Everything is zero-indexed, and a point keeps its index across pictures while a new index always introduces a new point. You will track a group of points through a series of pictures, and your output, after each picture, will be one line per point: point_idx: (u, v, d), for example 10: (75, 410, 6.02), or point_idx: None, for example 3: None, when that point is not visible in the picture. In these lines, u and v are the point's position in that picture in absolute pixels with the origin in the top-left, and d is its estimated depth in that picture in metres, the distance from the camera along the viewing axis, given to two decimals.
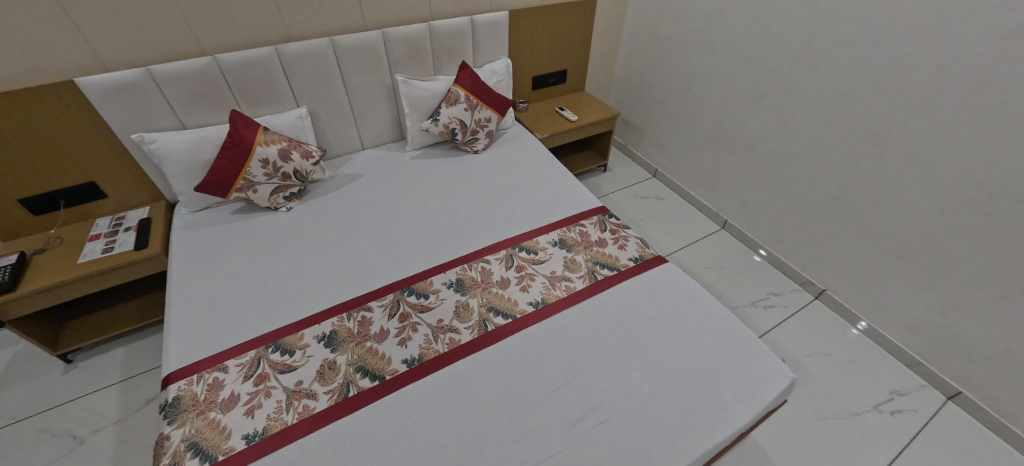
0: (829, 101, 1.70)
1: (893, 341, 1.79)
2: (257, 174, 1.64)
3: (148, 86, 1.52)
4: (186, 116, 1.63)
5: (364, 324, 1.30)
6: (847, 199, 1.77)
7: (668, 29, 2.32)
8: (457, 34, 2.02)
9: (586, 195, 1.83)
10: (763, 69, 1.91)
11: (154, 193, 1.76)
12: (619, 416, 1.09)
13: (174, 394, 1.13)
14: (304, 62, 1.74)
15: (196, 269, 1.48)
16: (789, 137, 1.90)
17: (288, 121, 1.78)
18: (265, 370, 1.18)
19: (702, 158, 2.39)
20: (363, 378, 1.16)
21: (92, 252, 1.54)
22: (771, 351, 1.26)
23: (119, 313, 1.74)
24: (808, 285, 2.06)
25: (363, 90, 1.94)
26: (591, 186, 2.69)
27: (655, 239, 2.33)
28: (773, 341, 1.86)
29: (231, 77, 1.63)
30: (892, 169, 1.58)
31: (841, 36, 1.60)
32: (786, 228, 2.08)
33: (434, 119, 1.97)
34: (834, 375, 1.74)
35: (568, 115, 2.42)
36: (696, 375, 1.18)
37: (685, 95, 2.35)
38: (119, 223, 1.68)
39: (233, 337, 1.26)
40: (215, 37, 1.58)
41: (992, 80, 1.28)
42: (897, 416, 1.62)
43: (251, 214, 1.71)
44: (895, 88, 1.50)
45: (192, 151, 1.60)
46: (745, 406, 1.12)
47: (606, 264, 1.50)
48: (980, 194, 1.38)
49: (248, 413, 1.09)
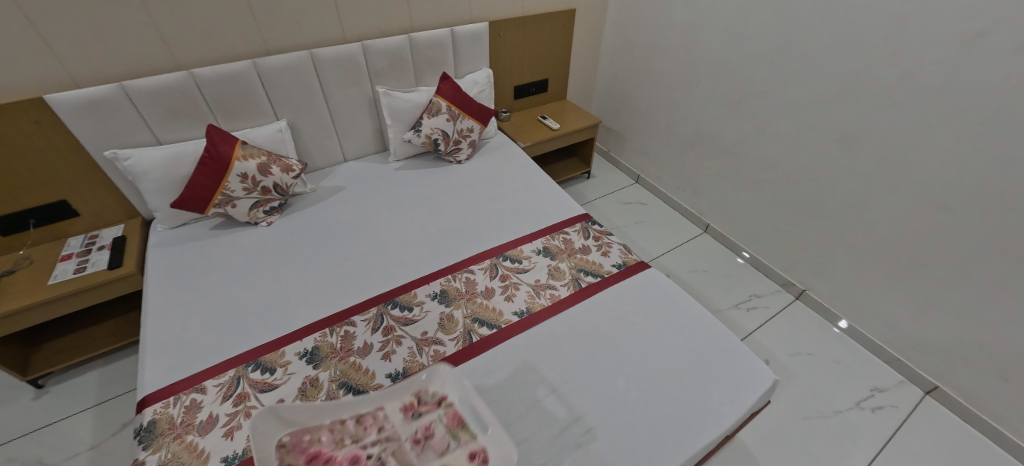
0: (804, 106, 1.75)
1: (872, 339, 1.83)
2: (236, 189, 1.62)
3: (121, 101, 1.49)
4: (162, 131, 1.61)
5: (347, 338, 1.28)
6: (823, 201, 1.82)
7: (647, 38, 2.37)
8: (439, 45, 2.04)
9: (569, 203, 1.84)
10: (739, 76, 1.96)
11: (130, 210, 1.73)
12: (605, 423, 1.09)
13: (150, 417, 1.09)
14: (284, 75, 1.73)
15: (173, 287, 1.44)
16: (766, 141, 1.95)
17: (267, 135, 1.77)
18: (244, 389, 1.15)
19: (683, 163, 2.43)
20: (346, 394, 1.15)
21: (64, 273, 1.49)
22: (754, 353, 1.27)
23: (92, 335, 1.68)
24: (789, 286, 2.10)
25: (344, 103, 1.94)
26: (575, 193, 2.71)
27: (640, 244, 2.36)
28: (756, 342, 1.89)
29: (208, 91, 1.61)
30: (866, 170, 1.63)
31: (813, 43, 1.65)
32: (766, 231, 2.12)
33: (417, 130, 1.97)
34: (817, 374, 1.77)
35: (550, 123, 2.44)
36: (679, 380, 1.19)
37: (665, 101, 2.40)
38: (93, 242, 1.63)
39: (212, 357, 1.23)
40: (191, 51, 1.56)
41: (953, 85, 1.34)
42: (878, 412, 1.65)
43: (230, 230, 1.68)
44: (864, 93, 1.55)
45: (168, 167, 1.57)
46: (730, 409, 1.13)
47: (589, 271, 1.51)
48: (947, 194, 1.44)
49: (227, 434, 1.06)
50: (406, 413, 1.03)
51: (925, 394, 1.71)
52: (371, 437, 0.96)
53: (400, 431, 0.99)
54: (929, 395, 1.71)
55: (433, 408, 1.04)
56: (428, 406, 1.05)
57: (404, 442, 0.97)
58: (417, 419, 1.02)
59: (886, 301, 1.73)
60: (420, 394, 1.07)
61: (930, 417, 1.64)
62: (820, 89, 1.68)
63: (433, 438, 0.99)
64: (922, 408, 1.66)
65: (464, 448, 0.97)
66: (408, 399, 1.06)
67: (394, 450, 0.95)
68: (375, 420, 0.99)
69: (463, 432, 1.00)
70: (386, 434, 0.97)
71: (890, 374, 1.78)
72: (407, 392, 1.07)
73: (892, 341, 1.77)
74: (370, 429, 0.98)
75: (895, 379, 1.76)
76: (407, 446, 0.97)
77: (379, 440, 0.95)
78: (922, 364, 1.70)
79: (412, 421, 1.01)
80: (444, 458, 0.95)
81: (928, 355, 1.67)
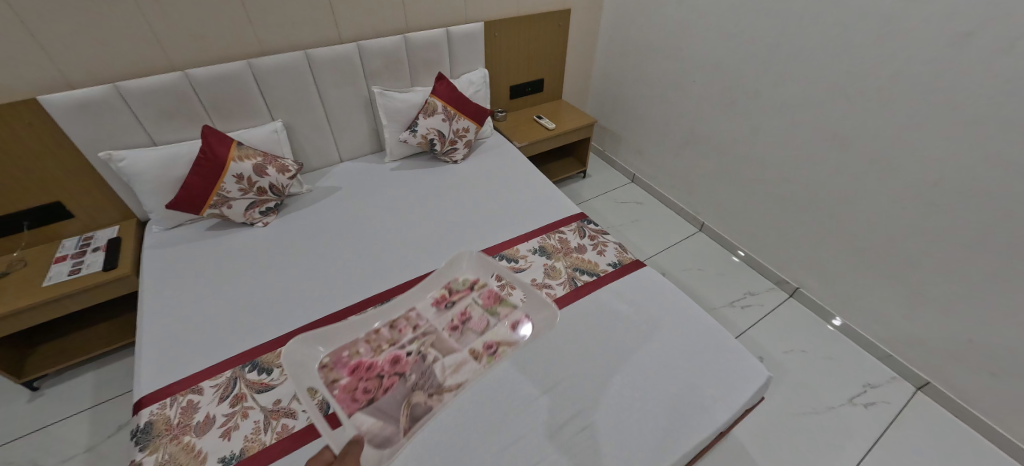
0: (796, 105, 1.77)
1: (864, 335, 1.85)
2: (232, 190, 1.62)
3: (115, 102, 1.48)
4: (156, 132, 1.60)
5: None
6: (816, 199, 1.83)
7: (641, 38, 2.38)
8: (434, 45, 2.04)
9: (565, 202, 1.85)
10: (732, 76, 1.97)
11: (125, 211, 1.72)
12: (601, 421, 1.11)
13: (147, 418, 1.09)
14: (279, 76, 1.73)
15: (168, 288, 1.44)
16: (759, 140, 1.97)
17: (263, 136, 1.76)
18: (242, 390, 1.15)
19: (677, 162, 2.44)
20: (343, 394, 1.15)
21: (59, 275, 1.49)
22: (747, 350, 1.29)
23: (87, 337, 1.67)
24: (783, 284, 2.12)
25: (340, 103, 1.94)
26: (571, 192, 2.72)
27: (635, 243, 2.37)
28: (751, 339, 1.91)
29: (202, 92, 1.61)
30: (857, 169, 1.65)
31: (804, 43, 1.67)
32: (760, 230, 2.14)
33: (412, 130, 1.98)
34: (811, 370, 1.79)
35: (546, 123, 2.45)
36: (674, 377, 1.20)
37: (659, 101, 2.41)
38: (87, 243, 1.63)
39: (208, 358, 1.23)
40: (185, 52, 1.56)
41: (941, 85, 1.36)
42: (871, 408, 1.67)
43: (225, 231, 1.68)
44: (855, 93, 1.57)
45: (163, 168, 1.57)
46: (724, 406, 1.15)
47: (585, 270, 1.52)
48: (936, 192, 1.46)
49: (225, 435, 1.06)
50: (440, 306, 1.34)
51: (917, 390, 1.73)
52: (408, 337, 1.25)
53: (438, 321, 1.30)
54: (920, 390, 1.73)
55: (463, 295, 1.37)
56: (460, 295, 1.37)
57: (444, 328, 1.27)
58: (452, 308, 1.34)
59: (878, 298, 1.75)
60: (450, 289, 1.39)
61: (921, 412, 1.66)
62: (812, 89, 1.70)
63: (471, 319, 1.30)
64: (914, 404, 1.68)
65: (504, 322, 1.29)
66: (439, 296, 1.38)
67: (436, 335, 1.25)
68: (412, 319, 1.30)
69: (497, 308, 1.34)
70: (425, 327, 1.28)
71: (883, 370, 1.80)
72: (437, 292, 1.38)
73: (884, 338, 1.79)
74: (405, 331, 1.27)
75: (887, 375, 1.78)
76: (447, 333, 1.26)
77: (421, 329, 1.27)
78: (914, 360, 1.72)
79: (448, 311, 1.32)
80: (486, 333, 1.27)
81: (919, 351, 1.69)
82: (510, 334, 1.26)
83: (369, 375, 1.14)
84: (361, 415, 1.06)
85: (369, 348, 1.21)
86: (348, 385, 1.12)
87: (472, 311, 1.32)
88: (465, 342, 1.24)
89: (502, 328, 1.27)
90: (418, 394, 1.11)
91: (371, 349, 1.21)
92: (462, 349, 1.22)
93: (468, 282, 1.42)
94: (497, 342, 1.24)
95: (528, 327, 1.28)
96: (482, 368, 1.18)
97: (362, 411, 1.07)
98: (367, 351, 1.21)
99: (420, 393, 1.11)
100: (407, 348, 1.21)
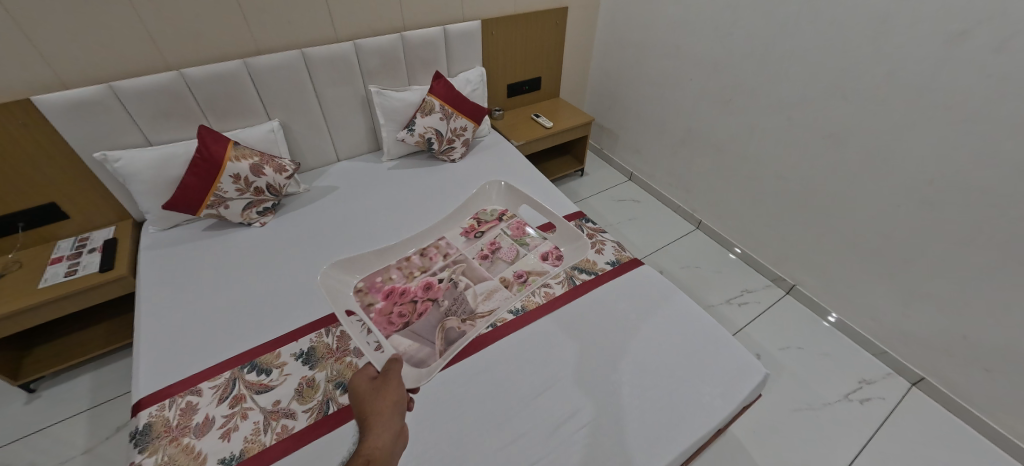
0: (792, 104, 1.78)
1: (859, 331, 1.86)
2: (229, 190, 1.61)
3: (110, 103, 1.47)
4: (152, 132, 1.59)
5: (343, 339, 1.29)
6: (811, 198, 1.84)
7: (638, 36, 2.38)
8: (431, 44, 2.03)
9: (563, 201, 1.85)
10: (729, 74, 1.98)
11: (120, 212, 1.71)
12: (600, 418, 1.11)
13: (145, 420, 1.09)
14: (275, 75, 1.72)
15: (166, 289, 1.43)
16: (755, 139, 1.97)
17: (259, 135, 1.75)
18: (241, 391, 1.15)
19: (674, 160, 2.45)
20: (342, 394, 1.15)
21: (55, 276, 1.48)
22: (745, 347, 1.29)
23: (83, 339, 1.67)
24: (779, 281, 2.13)
25: (337, 102, 1.93)
26: (569, 190, 2.73)
27: (633, 241, 2.37)
28: (748, 336, 1.92)
29: (198, 91, 1.60)
30: (853, 167, 1.66)
31: (800, 42, 1.67)
32: (757, 228, 2.14)
33: (410, 129, 1.97)
34: (807, 367, 1.81)
35: (544, 121, 2.45)
36: (672, 374, 1.21)
37: (656, 99, 2.41)
38: (83, 244, 1.62)
39: (207, 359, 1.23)
40: (180, 51, 1.55)
41: (935, 84, 1.37)
42: (866, 403, 1.69)
43: (222, 232, 1.67)
44: (850, 92, 1.58)
45: (159, 168, 1.56)
46: (722, 403, 1.15)
47: (584, 268, 1.52)
48: (931, 190, 1.47)
49: (224, 436, 1.06)
50: (470, 236, 1.55)
51: (911, 385, 1.75)
52: (439, 264, 1.41)
53: (468, 249, 1.50)
54: (915, 386, 1.74)
55: (492, 227, 1.59)
56: (488, 227, 1.59)
57: (476, 257, 1.47)
58: (483, 238, 1.54)
59: (874, 295, 1.76)
60: (479, 222, 1.61)
61: (916, 408, 1.68)
62: (808, 87, 1.70)
63: (499, 248, 1.51)
64: (908, 399, 1.70)
65: (533, 251, 1.52)
66: (468, 228, 1.58)
67: (468, 262, 1.43)
68: (442, 248, 1.47)
69: (525, 240, 1.55)
70: (456, 254, 1.47)
71: (878, 366, 1.81)
72: (468, 225, 1.59)
73: (879, 334, 1.80)
74: (436, 258, 1.43)
75: (883, 371, 1.79)
76: (477, 261, 1.45)
77: (452, 257, 1.44)
78: (908, 356, 1.74)
79: (477, 241, 1.53)
80: (516, 263, 1.47)
81: (914, 348, 1.71)
82: (540, 262, 1.47)
83: (403, 298, 1.27)
84: (398, 336, 1.19)
85: (401, 275, 1.35)
86: (383, 306, 1.25)
87: (501, 241, 1.53)
88: (495, 270, 1.43)
89: (531, 258, 1.49)
90: (452, 317, 1.25)
91: (403, 275, 1.35)
92: (494, 276, 1.41)
93: (496, 214, 1.66)
94: (528, 270, 1.44)
95: (557, 257, 1.50)
96: (514, 291, 1.37)
97: (398, 333, 1.20)
98: (399, 276, 1.35)
99: (452, 317, 1.25)
100: (439, 274, 1.36)
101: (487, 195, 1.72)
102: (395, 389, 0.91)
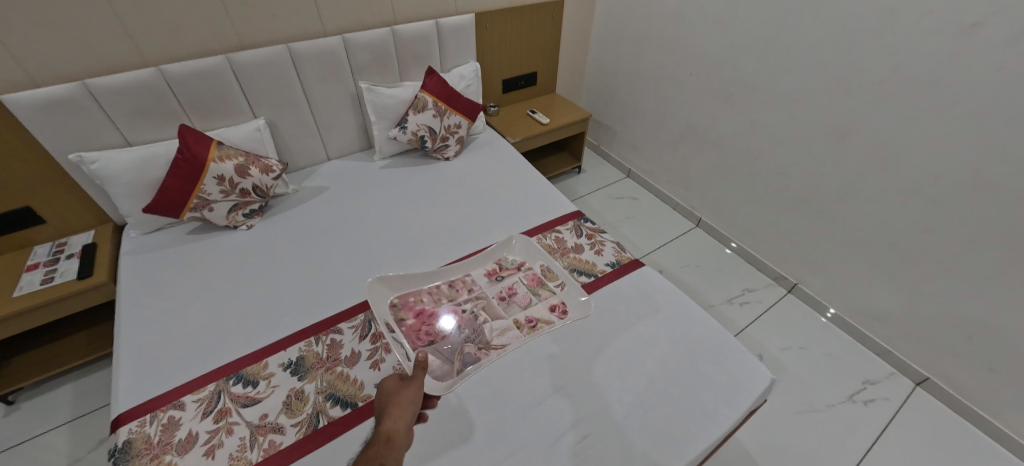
0: (794, 99, 1.73)
1: (859, 329, 1.84)
2: (213, 191, 1.54)
3: (85, 101, 1.40)
4: (131, 131, 1.52)
5: (333, 347, 1.23)
6: (814, 195, 1.81)
7: (636, 29, 2.32)
8: (423, 38, 1.96)
9: (561, 200, 1.81)
10: (730, 69, 1.93)
11: (100, 215, 1.64)
12: (602, 428, 1.07)
13: (125, 437, 1.03)
14: (260, 71, 1.65)
15: (147, 297, 1.37)
16: (756, 135, 1.93)
17: (244, 134, 1.68)
18: (226, 404, 1.10)
19: (673, 157, 2.40)
20: (333, 406, 1.10)
21: (30, 284, 1.41)
22: (750, 352, 1.26)
23: (64, 348, 1.60)
24: (780, 280, 2.10)
25: (326, 98, 1.86)
26: (566, 188, 2.68)
27: (632, 240, 2.33)
28: (749, 337, 1.89)
29: (179, 89, 1.53)
30: (856, 163, 1.62)
31: (803, 35, 1.62)
32: (758, 225, 2.11)
33: (402, 126, 1.91)
34: (810, 368, 1.77)
35: (540, 117, 2.39)
36: (675, 381, 1.16)
37: (655, 94, 2.36)
38: (61, 250, 1.55)
39: (189, 371, 1.17)
40: (159, 46, 1.48)
41: (943, 78, 1.32)
42: (871, 404, 1.66)
43: (207, 235, 1.61)
44: (856, 86, 1.53)
45: (139, 169, 1.49)
46: (727, 411, 1.11)
47: (583, 271, 1.48)
48: (938, 187, 1.43)
49: (208, 453, 1.01)
50: (492, 277, 1.44)
51: (915, 385, 1.72)
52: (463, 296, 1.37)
53: (489, 292, 1.39)
54: (919, 385, 1.72)
55: (512, 273, 1.46)
56: (507, 272, 1.46)
57: (494, 297, 1.38)
58: (502, 282, 1.43)
59: (877, 294, 1.73)
60: (501, 264, 1.49)
61: (920, 408, 1.65)
62: (812, 82, 1.65)
63: (515, 294, 1.39)
64: (912, 400, 1.68)
65: (544, 302, 1.37)
66: (492, 268, 1.48)
67: (488, 301, 1.36)
68: (466, 284, 1.41)
69: (540, 290, 1.41)
70: (479, 294, 1.38)
71: (881, 366, 1.79)
72: (489, 264, 1.48)
73: (882, 333, 1.78)
74: (460, 290, 1.39)
75: (886, 371, 1.77)
76: (495, 302, 1.36)
77: (474, 298, 1.37)
78: (911, 355, 1.71)
79: (496, 282, 1.42)
80: (528, 308, 1.35)
81: (917, 347, 1.68)
82: (549, 315, 1.33)
83: (433, 322, 1.28)
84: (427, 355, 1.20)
85: (432, 299, 1.36)
86: (416, 325, 1.28)
87: (518, 287, 1.41)
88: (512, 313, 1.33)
89: (542, 307, 1.35)
90: (470, 345, 1.23)
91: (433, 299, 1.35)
92: (508, 319, 1.32)
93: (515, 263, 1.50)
94: (538, 318, 1.32)
95: (565, 312, 1.35)
96: (523, 338, 1.26)
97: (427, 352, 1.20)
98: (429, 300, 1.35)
99: (472, 344, 1.24)
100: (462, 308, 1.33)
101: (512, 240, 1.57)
102: (420, 389, 0.88)
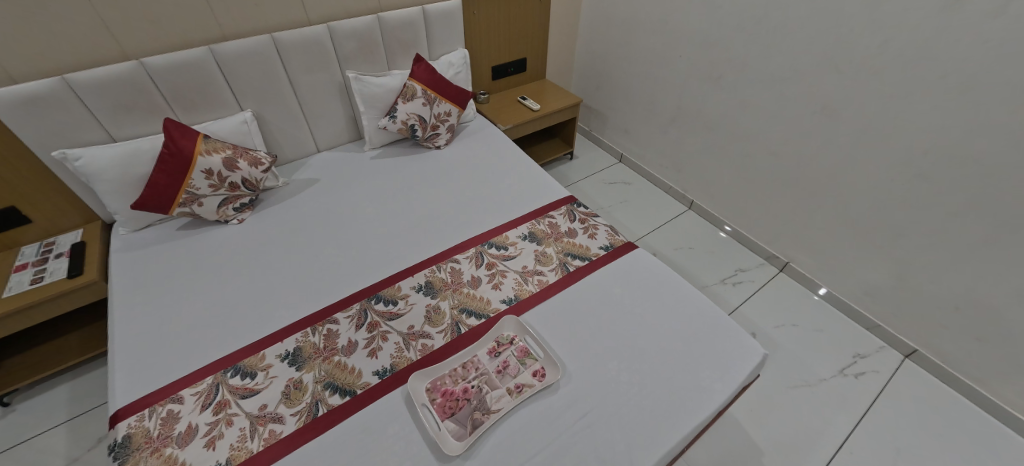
0: (784, 78, 1.74)
1: (850, 304, 1.88)
2: (201, 186, 1.52)
3: (65, 96, 1.37)
4: (114, 127, 1.50)
5: (330, 337, 1.24)
6: (805, 174, 1.82)
7: (625, 11, 2.30)
8: (410, 25, 1.94)
9: (554, 186, 1.80)
10: (718, 49, 1.92)
11: (87, 214, 1.61)
12: (600, 407, 1.08)
13: (124, 432, 1.03)
14: (243, 62, 1.62)
15: (139, 293, 1.36)
16: (747, 116, 1.93)
17: (231, 127, 1.66)
18: (224, 396, 1.10)
19: (665, 140, 2.40)
20: (332, 395, 1.11)
21: (19, 285, 1.39)
22: (743, 329, 1.27)
23: (57, 348, 1.59)
24: (773, 259, 2.12)
25: (313, 89, 1.84)
26: (558, 174, 2.67)
27: (625, 224, 2.34)
28: (742, 316, 1.91)
29: (161, 82, 1.50)
30: (846, 141, 1.63)
31: (791, 13, 1.62)
32: (750, 206, 2.12)
33: (392, 116, 1.89)
34: (802, 344, 1.81)
35: (531, 104, 2.37)
36: (670, 359, 1.18)
37: (645, 77, 2.34)
38: (49, 250, 1.53)
39: (185, 366, 1.17)
40: (137, 38, 1.44)
41: (930, 53, 1.33)
42: (861, 378, 1.70)
43: (198, 230, 1.59)
44: (844, 63, 1.54)
45: (124, 165, 1.47)
46: (721, 386, 1.13)
47: (577, 255, 1.49)
48: (926, 162, 1.45)
49: (209, 444, 1.01)
50: (490, 353, 1.20)
51: (905, 357, 1.76)
52: (467, 370, 1.17)
53: (488, 369, 1.17)
54: (908, 357, 1.76)
55: (507, 348, 1.21)
56: (503, 346, 1.22)
57: (492, 373, 1.16)
58: (498, 356, 1.20)
59: (867, 270, 1.76)
60: (497, 338, 1.24)
61: (909, 379, 1.70)
62: (801, 60, 1.65)
63: (509, 368, 1.17)
64: (902, 372, 1.72)
65: (527, 369, 1.16)
66: (490, 344, 1.23)
67: (489, 377, 1.15)
68: (472, 362, 1.18)
69: (526, 360, 1.18)
70: (481, 372, 1.16)
71: (872, 340, 1.83)
72: (487, 339, 1.24)
73: (872, 308, 1.81)
74: (466, 365, 1.18)
75: (876, 345, 1.81)
76: (493, 376, 1.15)
77: (478, 376, 1.15)
78: (900, 329, 1.75)
79: (492, 355, 1.20)
80: (515, 377, 1.15)
81: (905, 321, 1.72)
82: (532, 381, 1.13)
83: (459, 400, 1.09)
84: (448, 432, 1.04)
85: (454, 375, 1.16)
86: (444, 402, 1.08)
87: (511, 359, 1.18)
88: (509, 382, 1.14)
89: (527, 377, 1.14)
90: (478, 413, 1.07)
91: (450, 374, 1.16)
92: (501, 393, 1.11)
93: (510, 339, 1.24)
94: (523, 384, 1.12)
95: (546, 375, 1.15)
96: (509, 406, 1.08)
97: (449, 430, 1.04)
98: (447, 376, 1.15)
99: (480, 414, 1.07)
100: (471, 382, 1.14)
101: (506, 280, 1.40)
102: None
